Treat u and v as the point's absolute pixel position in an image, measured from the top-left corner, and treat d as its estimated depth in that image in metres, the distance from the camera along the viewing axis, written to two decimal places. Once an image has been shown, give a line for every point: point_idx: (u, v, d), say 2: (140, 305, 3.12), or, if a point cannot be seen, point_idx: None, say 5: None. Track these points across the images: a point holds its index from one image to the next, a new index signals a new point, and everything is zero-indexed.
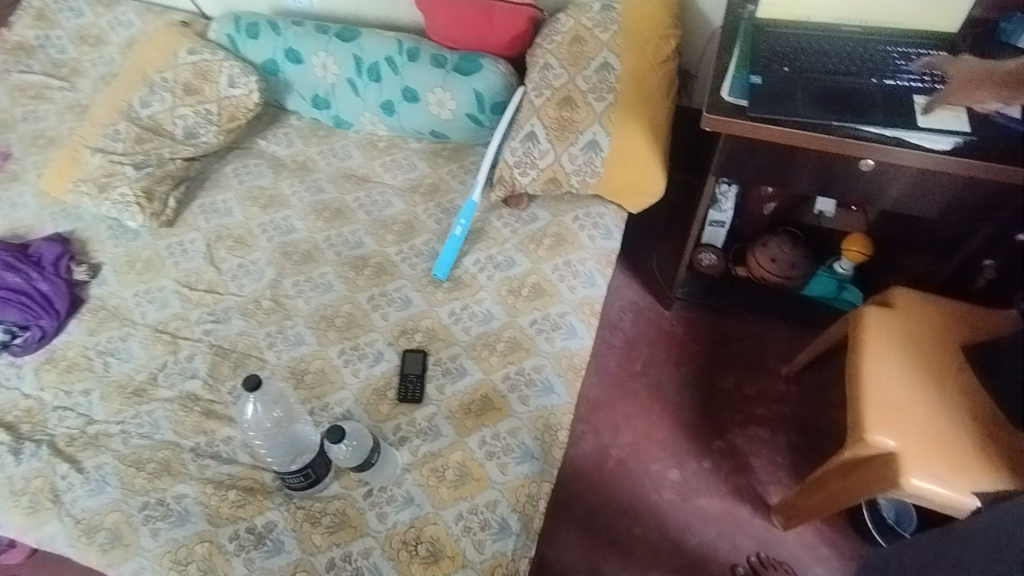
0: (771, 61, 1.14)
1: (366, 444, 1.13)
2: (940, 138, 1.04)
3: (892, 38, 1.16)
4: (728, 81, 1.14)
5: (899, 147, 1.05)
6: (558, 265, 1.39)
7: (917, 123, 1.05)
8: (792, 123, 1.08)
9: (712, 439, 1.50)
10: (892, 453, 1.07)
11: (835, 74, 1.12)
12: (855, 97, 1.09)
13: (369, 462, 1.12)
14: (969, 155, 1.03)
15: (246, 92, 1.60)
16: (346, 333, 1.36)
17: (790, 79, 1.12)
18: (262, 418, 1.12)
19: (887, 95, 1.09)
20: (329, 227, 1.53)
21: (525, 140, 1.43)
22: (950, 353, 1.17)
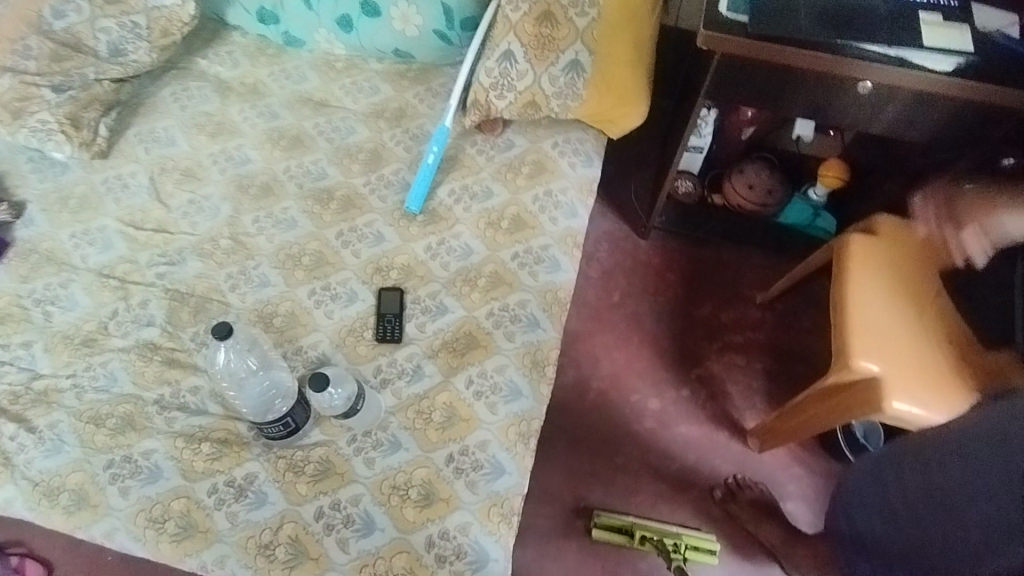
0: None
1: (350, 389, 1.09)
2: (942, 59, 1.01)
3: None
4: None
5: (900, 68, 1.01)
6: (539, 195, 1.33)
7: (919, 42, 1.01)
8: (794, 41, 1.02)
9: (690, 367, 1.51)
10: (874, 378, 1.09)
11: None
12: (858, 14, 1.04)
13: (355, 409, 1.09)
14: (969, 78, 1.00)
15: (178, 2, 1.40)
16: (315, 273, 1.28)
17: None
18: (235, 366, 1.07)
19: (891, 13, 1.04)
20: (288, 156, 1.41)
21: (501, 60, 1.31)
22: (929, 279, 1.18)
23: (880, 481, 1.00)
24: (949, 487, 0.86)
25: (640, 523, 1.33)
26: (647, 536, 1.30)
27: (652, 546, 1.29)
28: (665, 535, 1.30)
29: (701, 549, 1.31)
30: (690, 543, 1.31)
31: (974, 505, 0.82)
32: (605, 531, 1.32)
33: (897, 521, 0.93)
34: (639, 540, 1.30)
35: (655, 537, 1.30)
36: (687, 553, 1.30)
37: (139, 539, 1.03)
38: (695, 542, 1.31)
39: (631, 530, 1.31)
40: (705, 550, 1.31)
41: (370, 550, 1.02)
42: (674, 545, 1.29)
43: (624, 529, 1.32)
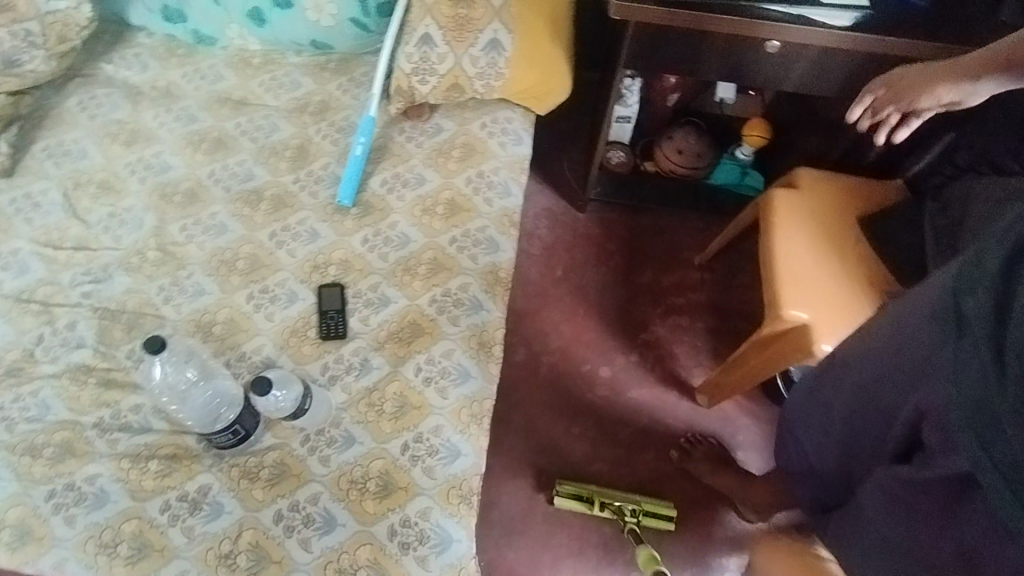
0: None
1: (296, 390, 1.09)
2: (842, 13, 1.05)
3: None
4: None
5: (804, 25, 1.05)
6: (471, 177, 1.33)
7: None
8: (702, 5, 1.05)
9: (637, 333, 1.55)
10: (804, 325, 1.13)
11: None
12: None
13: (303, 409, 1.09)
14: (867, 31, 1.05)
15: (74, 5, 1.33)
16: (252, 276, 1.26)
17: None
18: (171, 378, 1.07)
19: None
20: (211, 160, 1.37)
21: (420, 45, 1.29)
22: (849, 225, 1.23)
23: (815, 402, 1.04)
24: (867, 378, 0.91)
25: (598, 491, 1.34)
26: (606, 502, 1.33)
27: (611, 511, 1.32)
28: (623, 502, 1.32)
29: (658, 516, 1.33)
30: (647, 509, 1.33)
31: (889, 387, 0.86)
32: (565, 499, 1.34)
33: (838, 429, 0.98)
34: (598, 506, 1.33)
35: (613, 504, 1.33)
36: (644, 519, 1.33)
37: (91, 566, 1.00)
38: (653, 509, 1.34)
39: (589, 498, 1.34)
40: (662, 517, 1.33)
41: (333, 546, 1.02)
42: (632, 510, 1.32)
43: (583, 497, 1.34)
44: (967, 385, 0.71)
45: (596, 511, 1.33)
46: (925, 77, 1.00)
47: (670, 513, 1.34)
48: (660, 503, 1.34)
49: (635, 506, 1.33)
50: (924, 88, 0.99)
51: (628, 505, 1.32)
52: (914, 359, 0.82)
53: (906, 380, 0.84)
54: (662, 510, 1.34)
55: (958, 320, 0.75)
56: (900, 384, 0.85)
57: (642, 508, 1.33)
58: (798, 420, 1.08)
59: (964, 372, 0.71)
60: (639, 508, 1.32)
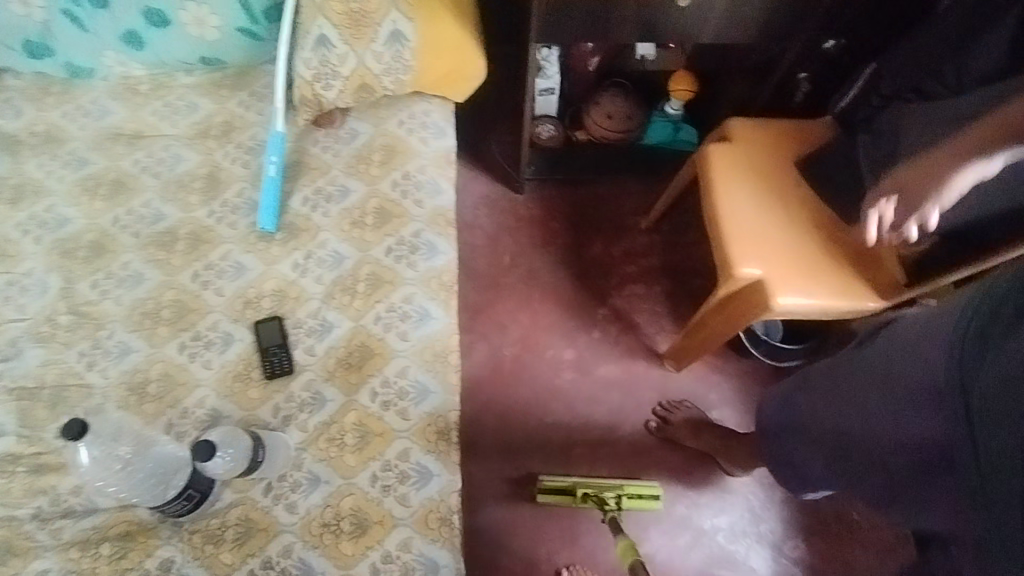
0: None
1: (245, 444, 1.01)
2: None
3: None
4: None
5: None
6: (397, 180, 1.25)
7: None
8: None
9: (594, 309, 1.51)
10: (759, 280, 1.11)
11: None
12: None
13: (256, 462, 1.02)
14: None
15: None
16: (179, 325, 1.17)
17: None
18: (105, 461, 0.96)
19: None
20: (111, 205, 1.27)
21: (317, 48, 1.19)
22: (787, 170, 1.22)
23: (805, 453, 0.99)
24: (840, 422, 0.90)
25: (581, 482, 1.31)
26: (589, 494, 1.29)
27: (595, 501, 1.29)
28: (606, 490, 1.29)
29: (642, 500, 1.31)
30: (631, 494, 1.30)
31: (914, 482, 0.81)
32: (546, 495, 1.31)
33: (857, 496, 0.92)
34: (581, 498, 1.29)
35: (596, 493, 1.29)
36: (628, 505, 1.30)
37: None
38: (637, 492, 1.31)
39: (572, 490, 1.31)
40: (646, 500, 1.31)
41: None
42: (615, 498, 1.29)
43: (565, 490, 1.31)
44: (1010, 530, 0.65)
45: (580, 503, 1.29)
46: (937, 175, 0.97)
47: (654, 496, 1.31)
48: (643, 486, 1.32)
49: (618, 492, 1.29)
50: (937, 188, 0.97)
51: (611, 492, 1.29)
52: (930, 455, 0.77)
53: (874, 409, 0.85)
54: (646, 493, 1.31)
55: (969, 424, 0.71)
56: (930, 486, 0.79)
57: (625, 493, 1.30)
58: (784, 457, 1.03)
59: (1003, 513, 0.65)
60: (623, 495, 1.29)
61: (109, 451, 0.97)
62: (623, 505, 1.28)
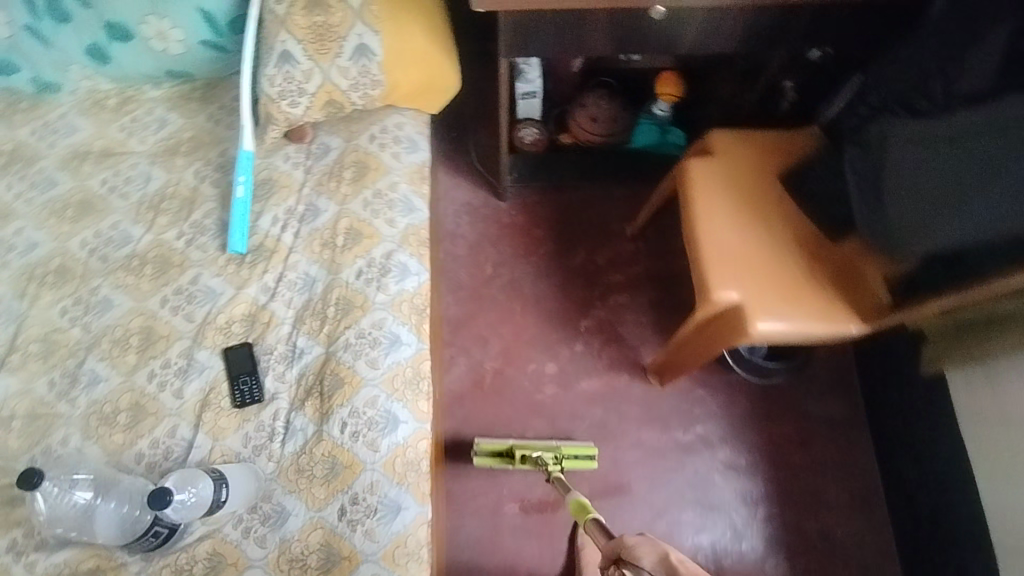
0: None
1: (206, 486, 1.00)
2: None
3: None
4: None
5: None
6: (368, 199, 1.21)
7: None
8: None
9: (577, 321, 1.48)
10: (737, 305, 1.07)
11: None
12: None
13: (219, 503, 1.00)
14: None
15: None
16: (148, 352, 1.16)
17: None
18: (63, 509, 0.98)
19: None
20: (80, 227, 1.25)
21: (281, 64, 1.14)
22: (769, 186, 1.17)
23: None
24: None
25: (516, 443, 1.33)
26: (526, 455, 1.30)
27: (532, 462, 1.30)
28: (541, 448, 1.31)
29: (578, 458, 1.32)
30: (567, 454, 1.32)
31: None
32: (485, 462, 1.33)
33: None
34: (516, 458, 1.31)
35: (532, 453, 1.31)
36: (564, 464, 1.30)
37: None
38: (573, 453, 1.33)
39: (509, 453, 1.33)
40: (582, 459, 1.33)
41: None
42: (552, 456, 1.29)
43: (504, 453, 1.33)
44: None
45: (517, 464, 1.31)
46: None
47: (590, 454, 1.33)
48: (578, 445, 1.34)
49: (554, 449, 1.31)
50: None
51: (547, 450, 1.30)
52: None
53: None
54: (582, 452, 1.33)
55: None
56: None
57: (562, 451, 1.31)
58: None
59: None
60: (559, 451, 1.31)
61: (66, 499, 0.98)
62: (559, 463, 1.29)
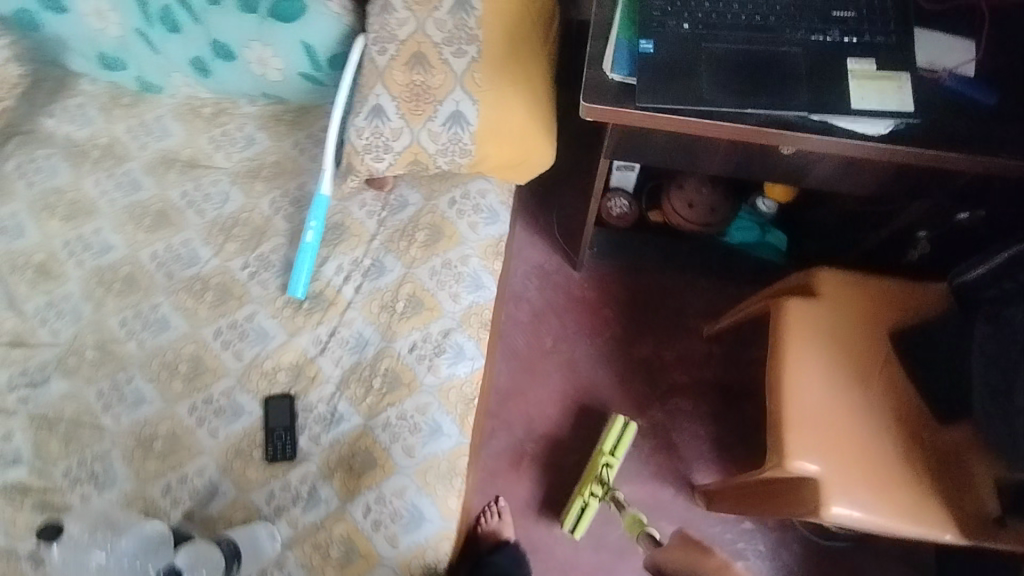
0: (675, 6, 0.82)
1: (217, 560, 1.00)
2: (873, 120, 0.77)
3: None
4: (611, 50, 0.81)
5: (832, 136, 0.77)
6: (436, 269, 1.15)
7: (852, 105, 0.77)
8: (701, 112, 0.78)
9: (630, 418, 1.40)
10: (812, 478, 0.95)
11: (749, 32, 0.80)
12: (778, 70, 0.78)
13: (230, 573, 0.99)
14: (924, 141, 0.77)
15: None
16: (194, 384, 1.15)
17: (691, 49, 0.80)
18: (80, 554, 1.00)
19: (817, 59, 0.79)
20: (153, 238, 1.25)
21: (370, 118, 1.08)
22: (877, 344, 1.03)
23: None
24: None
25: (581, 490, 1.29)
26: (592, 491, 1.28)
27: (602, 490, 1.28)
28: (596, 471, 1.29)
29: (626, 438, 1.32)
30: (613, 448, 1.31)
31: None
32: (582, 526, 1.28)
33: None
34: (594, 497, 1.28)
35: (596, 481, 1.28)
36: (619, 454, 1.31)
37: None
38: (614, 441, 1.32)
39: (588, 504, 1.28)
40: (626, 435, 1.32)
41: None
42: (604, 463, 1.30)
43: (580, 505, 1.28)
44: None
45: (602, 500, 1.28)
46: None
47: (625, 426, 1.33)
48: (610, 431, 1.32)
49: (602, 457, 1.30)
50: None
51: (599, 465, 1.29)
52: None
53: None
54: (620, 434, 1.32)
55: None
56: None
57: (606, 450, 1.31)
58: None
59: None
60: (607, 455, 1.30)
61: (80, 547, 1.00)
62: (614, 460, 1.30)
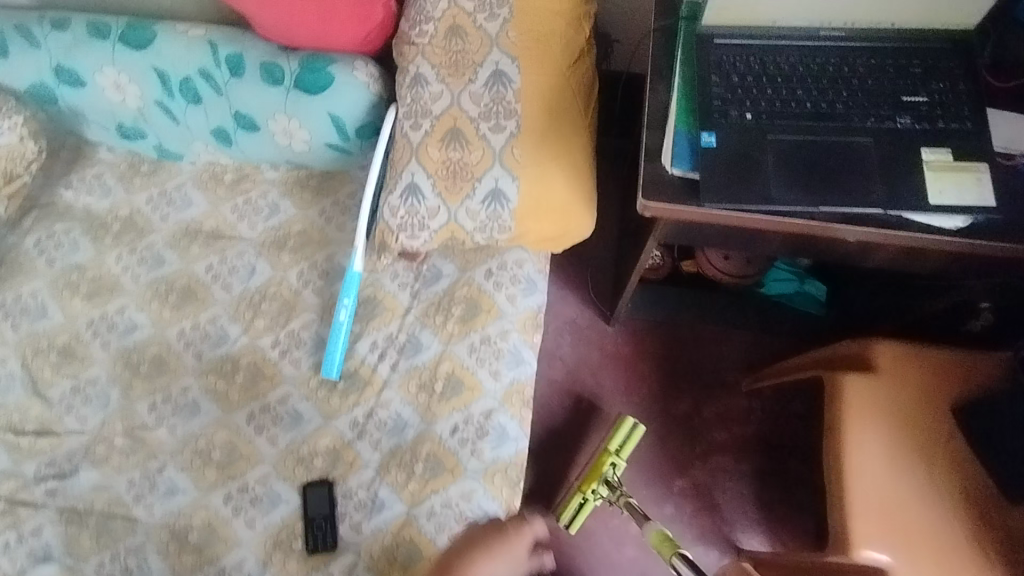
0: (736, 94, 0.78)
1: None
2: (949, 215, 0.73)
3: (903, 45, 0.79)
4: (669, 144, 0.78)
5: (904, 232, 0.73)
6: (475, 345, 1.12)
7: (926, 199, 0.73)
8: (766, 210, 0.74)
9: (671, 480, 1.35)
10: (882, 570, 0.91)
11: (814, 122, 0.77)
12: (847, 163, 0.75)
13: None
14: (1007, 233, 0.73)
15: (18, 138, 1.22)
16: (228, 471, 1.11)
17: (754, 142, 0.76)
18: None
19: (887, 150, 0.75)
20: (180, 316, 1.21)
21: (405, 196, 1.04)
22: (940, 420, 0.99)
23: None
24: None
25: (582, 486, 1.20)
26: (593, 489, 1.19)
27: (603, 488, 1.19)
28: (600, 470, 1.19)
29: (633, 440, 1.22)
30: (620, 448, 1.21)
31: None
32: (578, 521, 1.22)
33: None
34: (595, 496, 1.20)
35: (599, 481, 1.19)
36: (625, 454, 1.21)
37: None
38: (620, 440, 1.21)
39: (587, 500, 1.20)
40: (633, 437, 1.22)
41: None
42: (610, 463, 1.20)
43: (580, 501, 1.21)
44: None
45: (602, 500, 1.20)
46: None
47: (634, 428, 1.22)
48: (618, 431, 1.22)
49: (608, 457, 1.20)
50: None
51: (603, 465, 1.19)
52: None
53: None
54: (628, 434, 1.22)
55: None
56: None
57: (612, 449, 1.21)
58: None
59: None
60: (613, 455, 1.20)
61: None
62: (620, 462, 1.20)
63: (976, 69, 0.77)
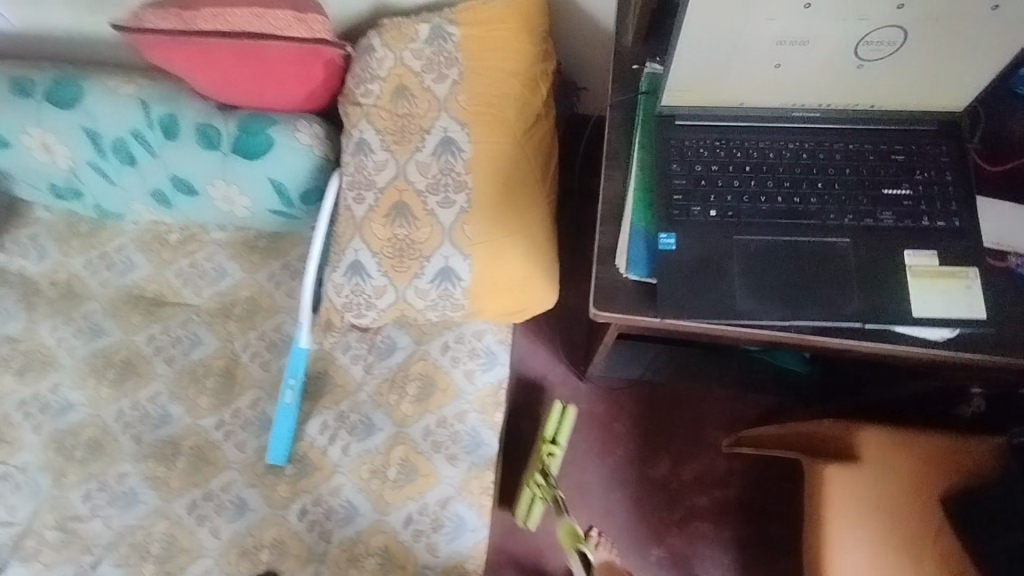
0: (699, 187, 0.70)
1: None
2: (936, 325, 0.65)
3: (886, 127, 0.71)
4: (624, 246, 0.70)
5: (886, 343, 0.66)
6: (431, 427, 1.04)
7: (910, 309, 0.65)
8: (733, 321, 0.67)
9: (647, 548, 1.26)
10: None
11: (785, 221, 0.69)
12: (821, 269, 0.67)
13: None
14: (1004, 346, 0.64)
15: None
16: (167, 566, 1.03)
17: (718, 245, 0.68)
18: None
19: (866, 255, 0.67)
20: (119, 394, 1.13)
21: (349, 275, 0.97)
22: (929, 514, 0.91)
23: None
24: None
25: (527, 481, 1.18)
26: (535, 483, 1.17)
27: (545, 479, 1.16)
28: (539, 463, 1.16)
29: (565, 424, 1.17)
30: (554, 435, 1.17)
31: None
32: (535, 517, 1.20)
33: None
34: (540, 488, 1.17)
35: (539, 473, 1.16)
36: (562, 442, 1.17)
37: None
38: (553, 428, 1.17)
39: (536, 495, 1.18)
40: (566, 419, 1.17)
41: None
42: (546, 454, 1.16)
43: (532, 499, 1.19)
44: None
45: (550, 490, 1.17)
46: None
47: (564, 410, 1.17)
48: (549, 419, 1.17)
49: (543, 448, 1.16)
50: None
51: (540, 458, 1.16)
52: None
53: None
54: (559, 419, 1.17)
55: None
56: None
57: (546, 440, 1.17)
58: None
59: None
60: (548, 445, 1.16)
61: None
62: (557, 450, 1.16)
63: (963, 154, 0.69)
